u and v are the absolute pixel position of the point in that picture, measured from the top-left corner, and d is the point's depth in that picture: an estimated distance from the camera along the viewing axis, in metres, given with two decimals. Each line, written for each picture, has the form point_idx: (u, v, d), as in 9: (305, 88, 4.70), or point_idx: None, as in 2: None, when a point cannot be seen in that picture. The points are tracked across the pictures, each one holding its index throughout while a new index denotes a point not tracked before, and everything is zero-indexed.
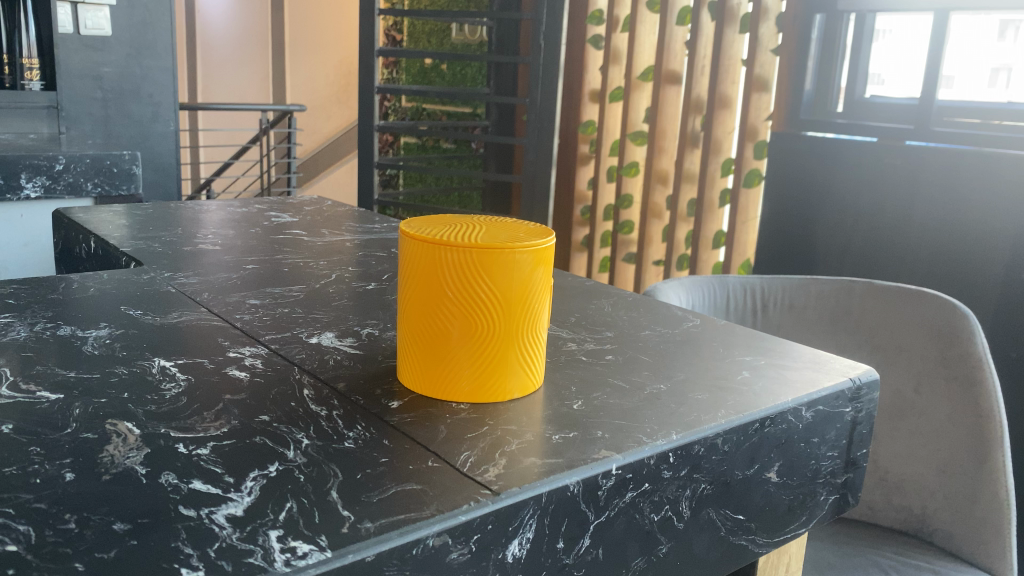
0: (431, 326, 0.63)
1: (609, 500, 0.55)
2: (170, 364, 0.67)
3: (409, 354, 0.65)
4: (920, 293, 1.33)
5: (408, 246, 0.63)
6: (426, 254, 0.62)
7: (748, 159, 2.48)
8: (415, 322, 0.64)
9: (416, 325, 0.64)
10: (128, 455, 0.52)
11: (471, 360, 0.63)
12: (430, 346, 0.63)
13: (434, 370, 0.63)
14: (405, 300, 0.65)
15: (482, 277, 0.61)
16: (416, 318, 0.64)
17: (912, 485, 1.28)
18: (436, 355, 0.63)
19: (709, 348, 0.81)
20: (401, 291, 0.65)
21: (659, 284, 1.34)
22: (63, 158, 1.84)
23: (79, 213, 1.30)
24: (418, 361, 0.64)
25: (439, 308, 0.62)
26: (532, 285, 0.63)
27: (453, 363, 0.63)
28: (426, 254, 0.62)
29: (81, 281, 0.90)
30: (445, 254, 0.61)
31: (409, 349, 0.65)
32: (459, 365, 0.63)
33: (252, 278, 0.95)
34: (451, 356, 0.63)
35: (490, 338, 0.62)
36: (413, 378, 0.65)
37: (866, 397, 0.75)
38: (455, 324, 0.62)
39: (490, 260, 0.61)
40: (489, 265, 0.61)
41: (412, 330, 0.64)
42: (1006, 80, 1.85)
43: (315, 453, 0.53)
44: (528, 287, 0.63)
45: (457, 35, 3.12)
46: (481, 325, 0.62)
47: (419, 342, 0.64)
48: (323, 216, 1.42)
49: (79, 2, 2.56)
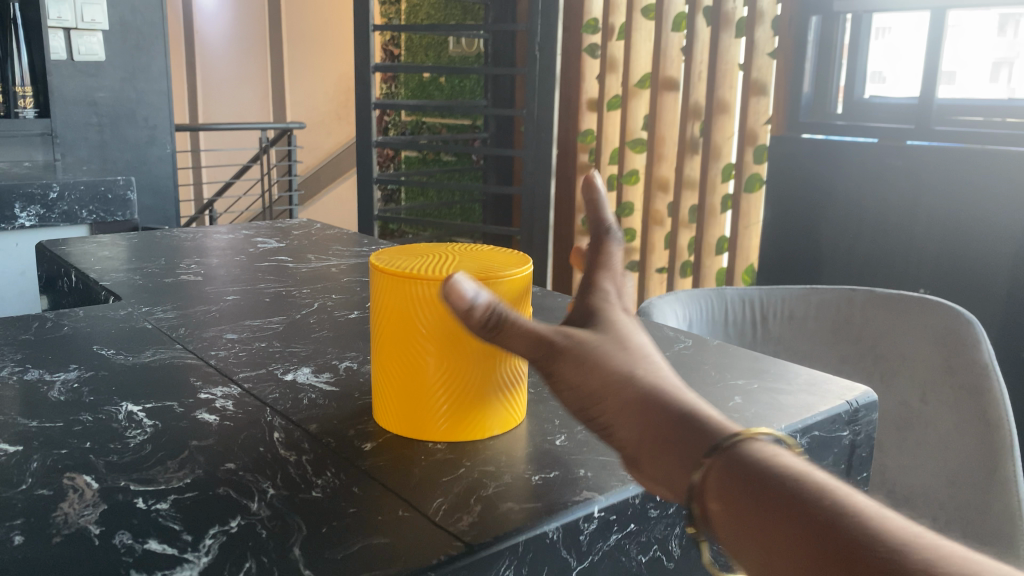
0: (406, 361, 0.60)
1: (592, 545, 0.53)
2: (137, 409, 0.65)
3: (383, 391, 0.62)
4: (923, 301, 1.31)
5: (378, 279, 0.62)
6: (396, 288, 0.60)
7: (749, 163, 2.46)
8: (388, 358, 0.61)
9: (390, 360, 0.61)
10: (83, 513, 0.49)
11: (451, 398, 0.60)
12: (406, 383, 0.60)
13: (406, 407, 0.61)
14: (376, 335, 0.62)
15: None
16: (390, 355, 0.61)
17: (921, 496, 1.23)
18: (411, 394, 0.60)
19: (702, 372, 0.79)
20: (374, 325, 0.63)
21: (655, 302, 1.33)
22: (57, 186, 1.82)
23: (64, 246, 1.28)
24: (393, 398, 0.61)
25: (411, 342, 0.60)
26: None
27: (429, 399, 0.60)
28: (396, 289, 0.60)
29: (57, 319, 0.88)
30: (415, 287, 0.59)
31: (383, 385, 0.62)
32: (436, 402, 0.60)
33: (232, 310, 0.94)
34: (428, 393, 0.60)
35: (469, 372, 0.60)
36: (387, 415, 0.62)
37: (864, 420, 0.72)
38: (430, 358, 0.60)
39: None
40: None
41: (384, 366, 0.62)
42: (1009, 75, 1.82)
43: (279, 504, 0.51)
44: None
45: (455, 47, 3.18)
46: (459, 361, 0.59)
47: (392, 379, 0.61)
48: (312, 240, 1.40)
49: (73, 28, 2.58)
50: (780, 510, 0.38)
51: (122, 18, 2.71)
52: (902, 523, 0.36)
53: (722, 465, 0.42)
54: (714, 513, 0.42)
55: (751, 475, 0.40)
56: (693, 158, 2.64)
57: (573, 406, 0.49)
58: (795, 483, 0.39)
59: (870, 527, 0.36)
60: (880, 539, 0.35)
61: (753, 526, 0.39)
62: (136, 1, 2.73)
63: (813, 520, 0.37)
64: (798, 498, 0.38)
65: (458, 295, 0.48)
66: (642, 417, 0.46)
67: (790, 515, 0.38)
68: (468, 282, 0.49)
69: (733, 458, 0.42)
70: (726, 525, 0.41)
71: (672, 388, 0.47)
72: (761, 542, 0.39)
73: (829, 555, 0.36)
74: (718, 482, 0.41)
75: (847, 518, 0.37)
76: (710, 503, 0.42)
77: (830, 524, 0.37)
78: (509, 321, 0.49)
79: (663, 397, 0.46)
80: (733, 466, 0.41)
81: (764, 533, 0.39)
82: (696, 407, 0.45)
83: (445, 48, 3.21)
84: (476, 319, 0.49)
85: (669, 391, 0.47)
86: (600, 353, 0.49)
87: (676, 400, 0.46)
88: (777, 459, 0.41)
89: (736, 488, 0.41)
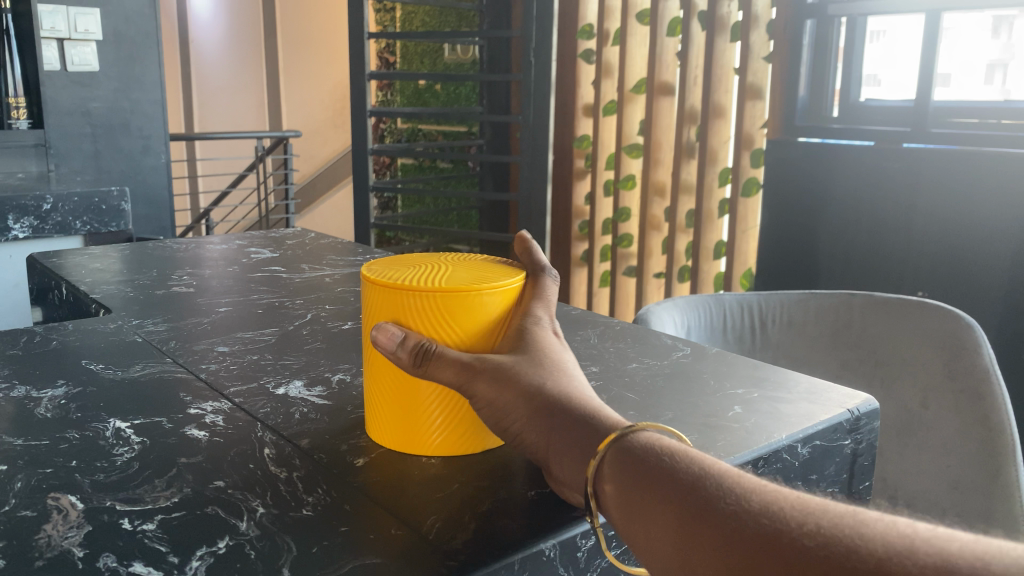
0: (398, 374, 0.59)
1: (589, 562, 0.52)
2: (125, 426, 0.64)
3: (379, 406, 0.61)
4: (924, 305, 1.30)
5: (367, 293, 0.60)
6: (386, 300, 0.58)
7: (745, 168, 2.44)
8: (381, 373, 0.60)
9: (383, 375, 0.60)
10: (67, 535, 0.48)
11: (447, 412, 0.59)
12: (398, 398, 0.59)
13: (400, 420, 0.60)
14: (369, 349, 0.61)
15: (449, 321, 0.57)
16: (383, 370, 0.60)
17: (922, 502, 1.22)
18: (405, 410, 0.59)
19: (701, 381, 0.77)
20: (366, 339, 0.61)
21: (653, 310, 1.32)
22: (51, 197, 1.80)
23: (55, 258, 1.27)
24: (388, 412, 0.60)
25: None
26: (503, 326, 0.60)
27: (424, 413, 0.59)
28: (385, 302, 0.58)
29: (46, 333, 0.87)
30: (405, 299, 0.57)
31: (378, 400, 0.61)
32: (431, 418, 0.59)
33: (224, 322, 0.92)
34: (422, 407, 0.59)
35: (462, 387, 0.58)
36: (383, 429, 0.61)
37: (866, 428, 0.70)
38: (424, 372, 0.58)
39: (453, 303, 0.57)
40: (451, 307, 0.57)
41: (377, 379, 0.60)
42: (1003, 77, 1.80)
43: (269, 524, 0.50)
44: (499, 328, 0.59)
45: (450, 55, 3.20)
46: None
47: (386, 393, 0.60)
48: (306, 249, 1.39)
49: (66, 38, 2.57)
50: (654, 484, 0.43)
51: (115, 28, 2.71)
52: (754, 481, 0.41)
53: (614, 455, 0.46)
54: (609, 500, 0.46)
55: (636, 459, 0.45)
56: (689, 162, 2.64)
57: (492, 420, 0.54)
58: (670, 459, 0.44)
59: (725, 486, 0.41)
60: (734, 498, 0.40)
61: (635, 499, 0.44)
62: (129, 11, 2.72)
63: (683, 487, 0.42)
64: (670, 470, 0.43)
65: (386, 336, 0.56)
66: (549, 422, 0.51)
67: (663, 486, 0.43)
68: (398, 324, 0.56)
69: (623, 447, 0.46)
70: (616, 508, 0.45)
71: (579, 394, 0.52)
72: (640, 513, 0.43)
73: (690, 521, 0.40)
74: (611, 468, 0.46)
75: (708, 483, 0.41)
76: (605, 488, 0.46)
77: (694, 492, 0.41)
78: (432, 362, 0.55)
79: (570, 401, 0.51)
80: (623, 453, 0.46)
81: (644, 504, 0.43)
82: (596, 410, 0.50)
83: (441, 56, 3.22)
84: (402, 358, 0.56)
85: (575, 395, 0.52)
86: (513, 366, 0.54)
87: (582, 403, 0.51)
88: (658, 442, 0.46)
89: (625, 474, 0.45)
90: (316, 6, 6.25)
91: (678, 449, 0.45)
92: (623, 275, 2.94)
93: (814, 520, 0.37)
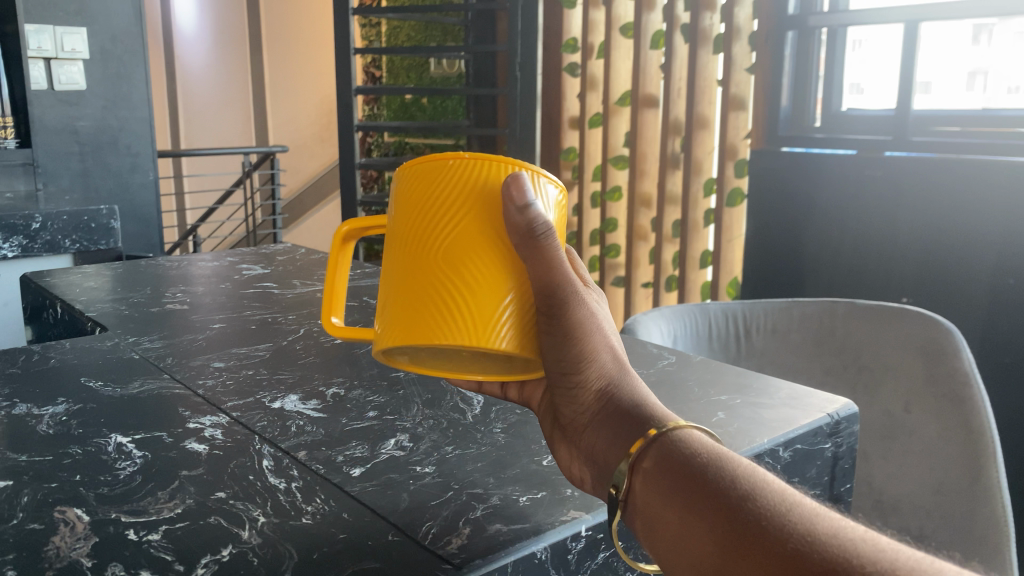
0: (444, 265, 0.48)
1: (580, 563, 0.54)
2: (126, 440, 0.65)
3: (402, 305, 0.50)
4: (905, 313, 1.33)
5: (431, 160, 0.48)
6: (452, 174, 0.48)
7: (730, 178, 2.47)
8: (438, 262, 0.48)
9: (423, 270, 0.49)
10: (74, 546, 0.50)
11: (516, 319, 0.49)
12: (440, 294, 0.48)
13: (448, 325, 0.48)
14: (406, 232, 0.49)
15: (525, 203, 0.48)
16: (445, 257, 0.48)
17: (907, 505, 1.24)
18: (469, 310, 0.48)
19: (686, 388, 0.80)
20: (403, 219, 0.49)
21: (640, 319, 1.34)
22: (40, 216, 1.81)
23: (48, 277, 1.28)
24: (415, 311, 0.49)
25: (481, 242, 0.48)
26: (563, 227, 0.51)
27: (494, 317, 0.49)
28: (479, 170, 0.47)
29: (43, 352, 0.89)
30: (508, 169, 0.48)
31: (408, 297, 0.49)
32: (501, 324, 0.49)
33: (219, 338, 0.94)
34: (495, 309, 0.48)
35: (531, 297, 0.50)
36: (403, 335, 0.50)
37: (845, 431, 0.73)
38: (505, 264, 0.49)
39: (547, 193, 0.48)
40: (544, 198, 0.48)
41: (419, 269, 0.49)
42: (984, 84, 1.87)
43: (270, 533, 0.51)
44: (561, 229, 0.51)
45: (435, 69, 3.30)
46: (528, 275, 0.49)
47: (433, 289, 0.48)
48: (296, 265, 1.41)
49: (53, 57, 2.61)
50: (711, 482, 0.45)
51: (102, 47, 2.73)
52: (819, 508, 0.44)
53: (663, 446, 0.48)
54: (640, 471, 0.49)
55: (699, 459, 0.47)
56: (674, 173, 2.66)
57: (556, 360, 0.51)
58: (723, 464, 0.46)
59: (787, 504, 0.43)
60: (796, 517, 0.42)
61: (681, 489, 0.46)
62: (116, 30, 2.74)
63: (739, 495, 0.44)
64: (733, 476, 0.45)
65: (519, 190, 0.47)
66: (605, 397, 0.53)
67: (717, 487, 0.45)
68: (534, 183, 0.48)
69: (678, 440, 0.48)
70: (650, 483, 0.48)
71: (629, 375, 0.54)
72: (681, 500, 0.46)
73: (745, 527, 0.43)
74: (656, 452, 0.48)
75: (763, 495, 0.44)
76: (643, 462, 0.49)
77: (753, 501, 0.43)
78: (549, 242, 0.47)
79: (629, 385, 0.53)
80: (673, 446, 0.48)
81: (687, 493, 0.45)
82: (648, 400, 0.52)
83: (427, 70, 3.32)
84: (516, 223, 0.47)
85: (627, 377, 0.53)
86: (596, 314, 0.52)
87: (634, 391, 0.53)
88: (721, 450, 0.48)
89: (677, 464, 0.47)
90: (301, 23, 6.25)
91: (748, 464, 0.46)
92: (611, 285, 2.96)
93: (890, 559, 0.40)
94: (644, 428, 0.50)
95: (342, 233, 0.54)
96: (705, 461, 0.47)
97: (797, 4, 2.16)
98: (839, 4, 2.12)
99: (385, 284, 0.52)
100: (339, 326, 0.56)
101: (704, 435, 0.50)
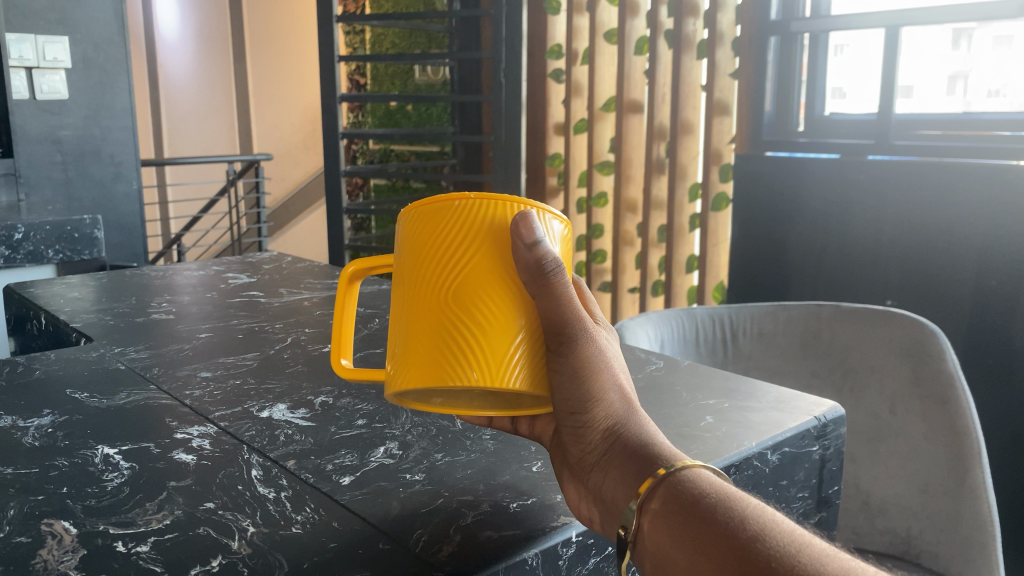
0: (453, 306, 0.47)
1: (571, 568, 0.54)
2: (114, 451, 0.65)
3: (411, 347, 0.49)
4: (889, 314, 1.34)
5: (435, 201, 0.48)
6: (453, 220, 0.47)
7: (714, 183, 2.47)
8: (449, 303, 0.48)
9: (431, 314, 0.48)
10: (62, 559, 0.49)
11: (528, 358, 0.49)
12: (449, 335, 0.48)
13: (460, 369, 0.48)
14: (414, 273, 0.49)
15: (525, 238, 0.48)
16: (454, 298, 0.47)
17: (894, 507, 1.25)
18: (481, 353, 0.47)
19: (675, 393, 0.80)
20: (411, 260, 0.49)
21: (626, 325, 1.36)
22: (22, 227, 1.79)
23: (31, 288, 1.27)
24: (425, 353, 0.48)
25: (490, 282, 0.48)
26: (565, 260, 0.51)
27: (505, 359, 0.48)
28: (485, 209, 0.47)
29: (28, 363, 0.88)
30: (516, 207, 0.48)
31: (417, 339, 0.49)
32: (513, 365, 0.48)
33: (205, 348, 0.93)
34: (506, 350, 0.48)
35: (541, 334, 0.50)
36: (413, 376, 0.49)
37: (832, 434, 0.73)
38: (516, 302, 0.48)
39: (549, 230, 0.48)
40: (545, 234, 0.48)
41: (428, 308, 0.48)
42: (964, 87, 1.91)
43: (259, 543, 0.51)
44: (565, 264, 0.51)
45: (420, 76, 3.31)
46: (537, 311, 0.49)
47: (445, 329, 0.48)
48: (282, 273, 1.41)
49: (34, 67, 2.58)
50: (719, 523, 0.46)
51: (85, 56, 2.71)
52: (821, 544, 0.46)
53: (672, 486, 0.49)
54: (650, 512, 0.49)
55: (707, 500, 0.48)
56: (660, 179, 2.67)
57: (565, 399, 0.51)
58: (734, 504, 0.47)
59: (797, 545, 0.45)
60: (805, 558, 0.44)
61: (692, 535, 0.47)
62: (98, 39, 2.73)
63: (746, 537, 0.45)
64: (742, 518, 0.46)
65: (529, 228, 0.47)
66: (613, 437, 0.52)
67: (727, 531, 0.46)
68: (543, 221, 0.48)
69: (683, 483, 0.49)
70: (660, 526, 0.49)
71: (636, 411, 0.53)
72: (693, 543, 0.46)
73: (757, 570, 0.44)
74: (662, 496, 0.49)
75: (773, 536, 0.45)
76: (653, 505, 0.49)
77: (766, 545, 0.45)
78: (559, 279, 0.47)
79: (637, 424, 0.53)
80: (680, 488, 0.49)
81: (698, 539, 0.46)
82: (654, 438, 0.52)
83: (411, 77, 3.35)
84: (526, 260, 0.47)
85: (635, 414, 0.53)
86: (606, 351, 0.52)
87: (642, 428, 0.53)
88: (725, 489, 0.49)
89: (687, 510, 0.48)
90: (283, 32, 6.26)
91: (753, 502, 0.48)
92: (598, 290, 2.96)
93: None
94: (652, 467, 0.51)
95: (348, 273, 0.54)
96: (714, 503, 0.47)
97: (779, 9, 2.18)
98: (820, 8, 2.14)
99: (394, 325, 0.51)
100: (348, 367, 0.55)
101: (712, 473, 0.50)
